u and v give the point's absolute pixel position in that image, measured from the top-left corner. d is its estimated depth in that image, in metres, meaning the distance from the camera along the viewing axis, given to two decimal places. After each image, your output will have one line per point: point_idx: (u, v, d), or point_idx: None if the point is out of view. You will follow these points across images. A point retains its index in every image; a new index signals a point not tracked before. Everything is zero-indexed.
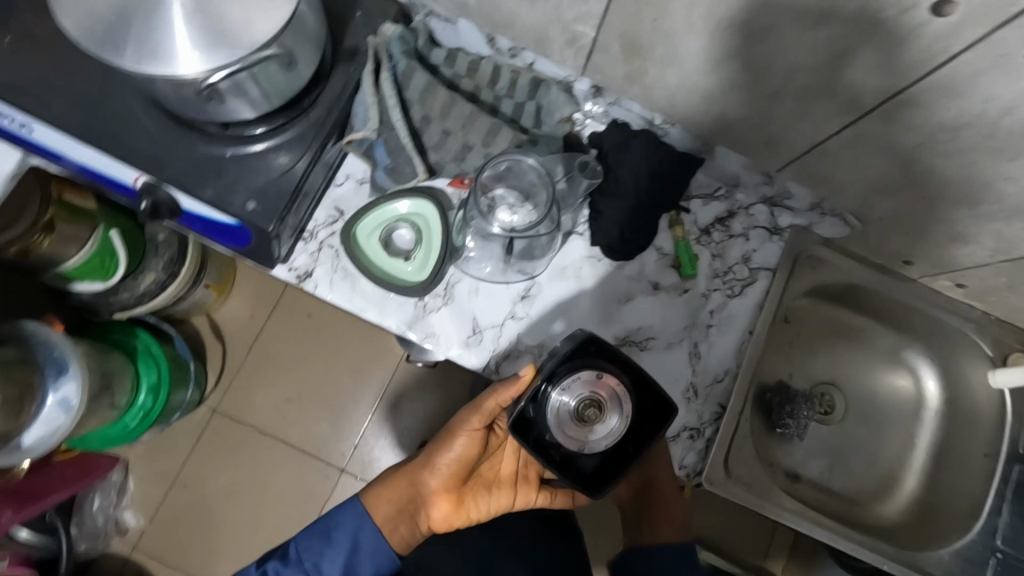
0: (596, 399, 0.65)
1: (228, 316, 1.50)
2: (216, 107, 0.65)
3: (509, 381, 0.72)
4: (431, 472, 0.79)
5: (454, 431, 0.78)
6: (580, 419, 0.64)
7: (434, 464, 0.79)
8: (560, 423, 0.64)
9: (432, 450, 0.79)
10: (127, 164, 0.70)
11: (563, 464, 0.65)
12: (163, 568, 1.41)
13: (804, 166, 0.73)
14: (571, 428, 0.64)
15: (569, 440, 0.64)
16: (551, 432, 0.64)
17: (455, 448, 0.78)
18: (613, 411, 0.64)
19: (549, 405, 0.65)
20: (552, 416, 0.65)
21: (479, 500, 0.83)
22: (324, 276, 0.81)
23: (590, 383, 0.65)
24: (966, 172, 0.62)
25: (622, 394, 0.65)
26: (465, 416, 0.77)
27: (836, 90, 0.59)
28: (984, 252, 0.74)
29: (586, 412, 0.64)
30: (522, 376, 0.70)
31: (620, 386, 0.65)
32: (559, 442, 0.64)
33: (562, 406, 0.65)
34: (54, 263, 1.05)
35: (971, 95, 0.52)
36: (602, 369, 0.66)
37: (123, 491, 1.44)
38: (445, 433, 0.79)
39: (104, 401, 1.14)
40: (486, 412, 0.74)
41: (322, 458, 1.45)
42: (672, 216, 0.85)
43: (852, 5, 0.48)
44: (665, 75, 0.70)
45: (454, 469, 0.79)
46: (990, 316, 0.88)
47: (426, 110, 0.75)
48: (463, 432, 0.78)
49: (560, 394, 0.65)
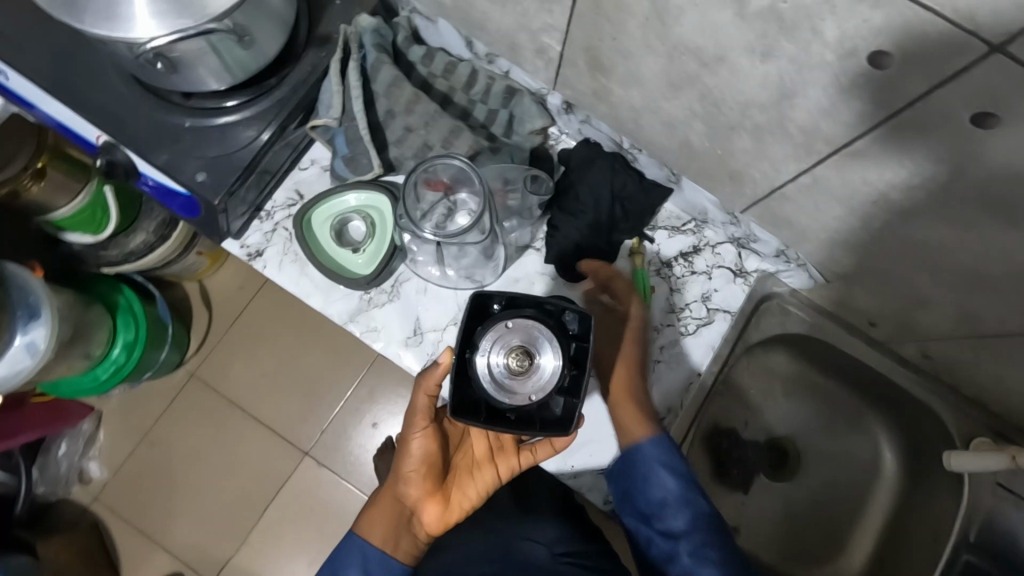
0: (519, 347, 0.56)
1: (219, 285, 1.43)
2: (171, 75, 0.64)
3: (433, 364, 0.69)
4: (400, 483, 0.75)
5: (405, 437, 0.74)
6: (515, 373, 0.55)
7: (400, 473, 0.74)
8: (501, 389, 0.55)
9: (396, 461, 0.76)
10: (87, 121, 0.72)
11: (522, 423, 0.56)
12: (122, 523, 1.37)
13: (765, 209, 0.70)
14: (514, 387, 0.55)
15: (522, 398, 0.55)
16: (501, 402, 0.55)
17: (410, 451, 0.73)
18: (543, 345, 0.56)
19: (477, 373, 0.56)
20: (487, 385, 0.56)
21: (460, 491, 0.72)
22: (274, 257, 0.83)
23: (505, 329, 0.57)
24: (921, 237, 0.58)
25: (540, 329, 0.56)
26: (410, 419, 0.73)
27: (789, 132, 0.55)
28: (948, 324, 0.69)
29: (517, 362, 0.55)
30: (442, 360, 0.67)
31: (533, 321, 0.57)
32: (513, 403, 0.55)
33: (492, 368, 0.56)
34: (44, 210, 1.03)
35: (917, 156, 0.49)
36: (513, 311, 0.58)
37: (91, 441, 1.40)
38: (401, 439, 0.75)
39: (75, 351, 1.09)
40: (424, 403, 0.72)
41: (291, 438, 1.38)
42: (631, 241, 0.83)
43: (794, 45, 0.45)
44: (629, 96, 0.66)
45: (418, 470, 0.73)
46: (963, 396, 0.80)
47: (391, 104, 0.77)
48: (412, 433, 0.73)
49: (484, 357, 0.56)
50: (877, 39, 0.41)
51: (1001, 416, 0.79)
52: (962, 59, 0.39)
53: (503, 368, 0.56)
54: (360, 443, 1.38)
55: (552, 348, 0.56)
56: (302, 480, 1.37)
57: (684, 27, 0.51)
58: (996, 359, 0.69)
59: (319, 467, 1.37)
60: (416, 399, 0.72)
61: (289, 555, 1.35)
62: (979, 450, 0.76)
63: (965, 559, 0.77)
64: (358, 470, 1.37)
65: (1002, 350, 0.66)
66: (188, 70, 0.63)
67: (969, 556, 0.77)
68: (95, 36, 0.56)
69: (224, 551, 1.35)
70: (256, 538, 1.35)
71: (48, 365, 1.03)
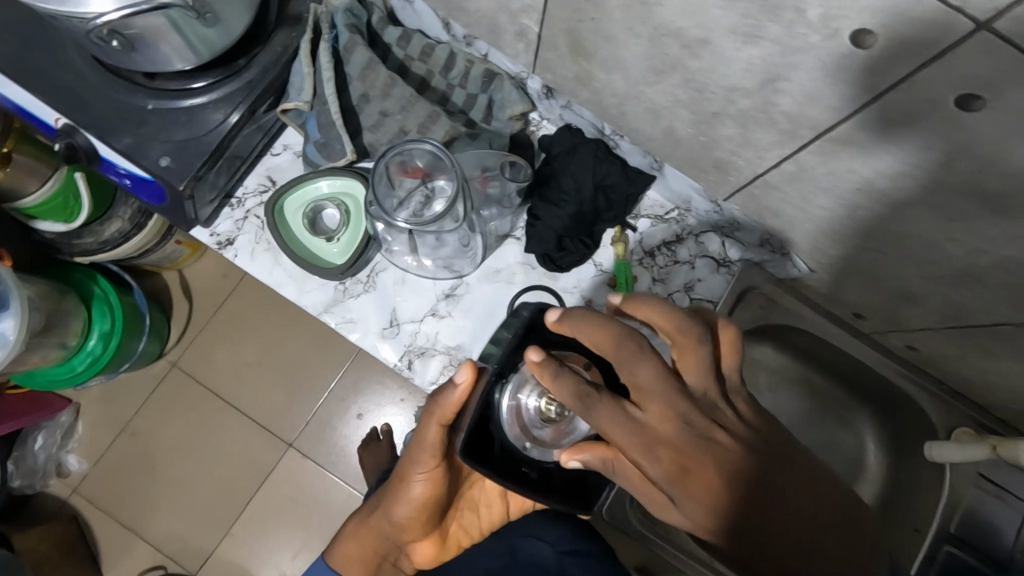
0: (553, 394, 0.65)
1: (199, 274, 1.40)
2: (128, 53, 0.60)
3: (448, 388, 0.62)
4: (401, 521, 0.77)
5: (407, 478, 0.71)
6: (543, 420, 0.65)
7: (400, 509, 0.74)
8: (527, 433, 0.65)
9: (394, 499, 0.75)
10: (44, 103, 0.69)
11: (534, 480, 0.64)
12: (101, 515, 1.35)
13: (749, 199, 0.69)
14: (536, 431, 0.65)
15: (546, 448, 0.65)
16: (518, 445, 0.64)
17: (415, 493, 0.73)
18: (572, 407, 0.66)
19: (507, 407, 0.64)
20: (511, 418, 0.64)
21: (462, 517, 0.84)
22: (246, 246, 0.81)
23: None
24: (907, 226, 0.56)
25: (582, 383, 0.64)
26: (416, 460, 0.69)
27: (772, 117, 0.53)
28: (934, 316, 0.68)
29: (551, 411, 0.65)
30: (460, 379, 0.61)
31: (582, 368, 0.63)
32: (532, 455, 0.64)
33: (524, 407, 0.65)
34: (12, 197, 0.98)
35: (902, 143, 0.47)
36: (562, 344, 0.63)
37: (70, 433, 1.37)
38: (401, 478, 0.73)
39: (48, 343, 1.06)
40: (434, 445, 0.67)
41: (273, 428, 1.36)
42: (615, 236, 0.82)
43: (778, 24, 0.43)
44: (610, 80, 0.64)
45: (421, 508, 0.74)
46: (946, 386, 0.80)
47: (366, 88, 0.74)
48: (418, 476, 0.71)
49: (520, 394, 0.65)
50: (863, 18, 0.39)
51: (983, 407, 0.78)
52: (950, 37, 0.37)
53: (537, 411, 0.65)
54: (344, 435, 1.35)
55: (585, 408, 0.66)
56: (285, 472, 1.35)
57: (665, 7, 0.49)
58: (981, 351, 0.68)
59: (302, 458, 1.35)
60: (427, 434, 0.67)
61: (272, 545, 1.33)
62: (961, 440, 0.76)
63: (946, 550, 0.77)
64: (342, 461, 1.35)
65: (986, 341, 0.65)
66: (149, 49, 0.60)
67: (951, 549, 0.76)
68: (47, 11, 0.53)
69: (208, 542, 1.33)
70: (240, 528, 1.34)
71: (19, 358, 0.99)
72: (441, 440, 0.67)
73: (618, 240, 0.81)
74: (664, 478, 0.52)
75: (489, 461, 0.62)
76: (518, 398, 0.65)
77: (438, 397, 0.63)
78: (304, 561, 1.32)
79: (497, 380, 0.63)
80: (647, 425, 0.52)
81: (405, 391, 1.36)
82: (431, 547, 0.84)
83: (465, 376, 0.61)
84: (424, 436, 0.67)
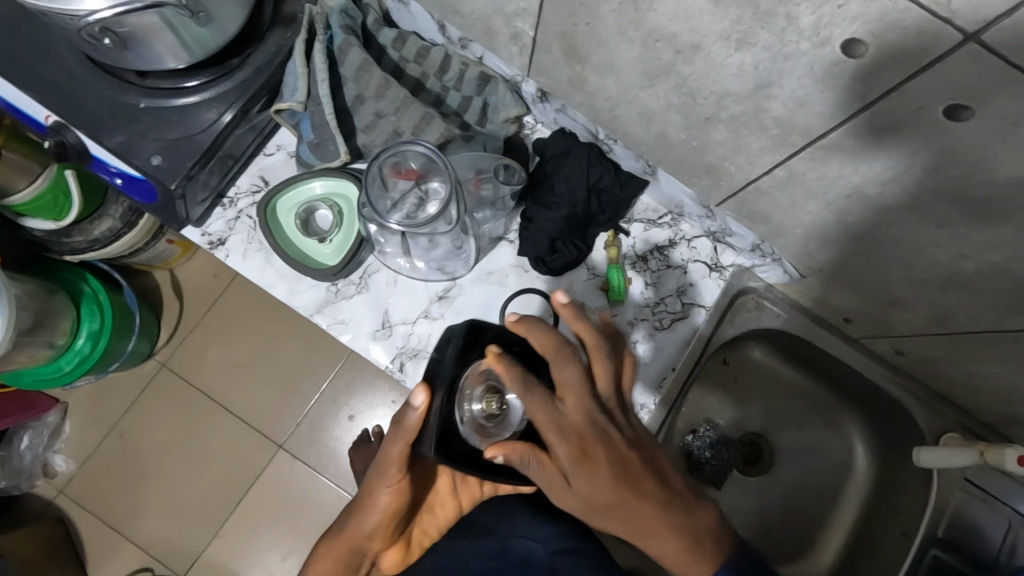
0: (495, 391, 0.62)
1: (191, 273, 1.39)
2: (120, 51, 0.60)
3: (410, 408, 0.60)
4: (368, 533, 0.73)
5: (374, 491, 0.70)
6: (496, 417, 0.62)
7: (367, 523, 0.72)
8: (481, 432, 0.62)
9: (360, 515, 0.72)
10: (34, 100, 0.68)
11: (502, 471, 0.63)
12: (87, 517, 1.33)
13: (741, 204, 0.69)
14: (495, 429, 0.62)
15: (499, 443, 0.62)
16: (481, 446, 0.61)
17: (382, 505, 0.71)
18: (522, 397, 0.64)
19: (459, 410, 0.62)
20: (467, 427, 0.62)
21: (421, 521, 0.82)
22: (238, 245, 0.81)
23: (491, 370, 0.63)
24: (897, 233, 0.57)
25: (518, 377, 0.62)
26: (383, 472, 0.68)
27: (765, 124, 0.54)
28: (923, 322, 0.68)
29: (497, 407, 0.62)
30: (420, 398, 0.59)
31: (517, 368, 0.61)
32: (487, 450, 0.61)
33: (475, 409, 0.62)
34: (1, 194, 0.97)
35: (892, 150, 0.48)
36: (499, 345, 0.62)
37: (57, 433, 1.35)
38: (366, 493, 0.71)
39: (36, 342, 1.05)
40: (399, 462, 0.66)
41: (263, 430, 1.35)
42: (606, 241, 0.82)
43: (769, 31, 0.44)
44: (604, 85, 0.65)
45: (388, 517, 0.72)
46: (934, 392, 0.80)
47: (360, 89, 0.74)
48: (385, 488, 0.69)
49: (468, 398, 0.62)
50: (853, 27, 0.39)
51: (970, 412, 0.79)
52: (939, 48, 0.37)
53: (482, 411, 0.62)
54: (335, 437, 1.35)
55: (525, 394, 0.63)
56: (275, 473, 1.34)
57: (658, 13, 0.49)
58: (969, 356, 0.68)
59: (293, 460, 1.34)
60: (392, 449, 0.65)
61: (261, 548, 1.32)
62: (948, 446, 0.76)
63: (932, 554, 0.77)
64: (333, 463, 1.34)
65: (972, 347, 0.66)
66: (142, 47, 0.60)
67: (937, 552, 0.77)
68: (37, 7, 0.53)
69: (196, 545, 1.32)
70: (228, 530, 1.33)
71: (5, 357, 0.98)
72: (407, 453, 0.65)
73: (610, 244, 0.81)
74: (568, 462, 0.54)
75: (458, 462, 0.60)
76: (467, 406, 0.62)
77: (400, 419, 0.61)
78: (293, 563, 1.31)
79: (450, 392, 0.61)
80: (564, 417, 0.54)
81: (397, 393, 1.35)
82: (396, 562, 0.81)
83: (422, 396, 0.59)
84: (390, 449, 0.65)
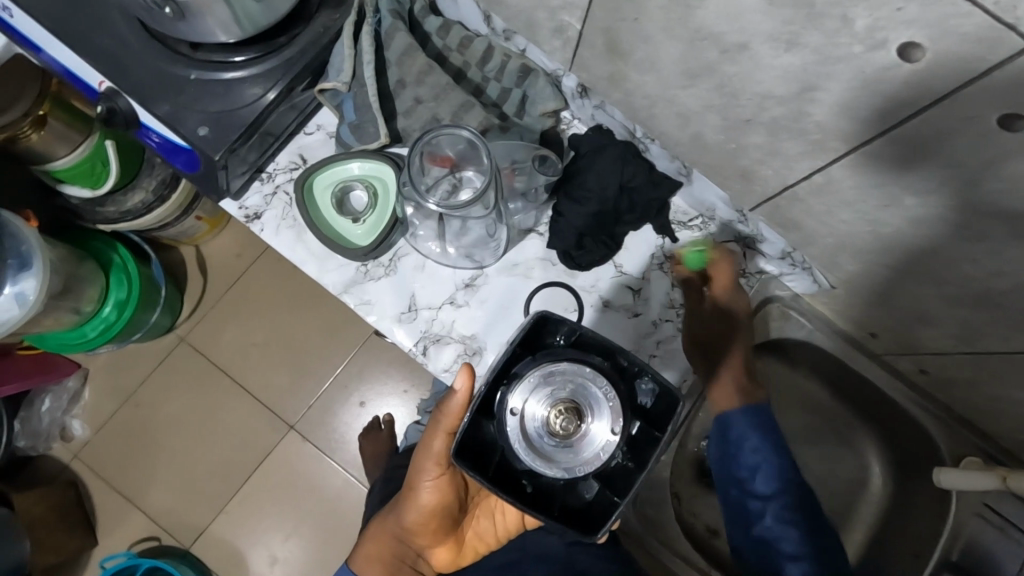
0: (563, 406, 0.56)
1: (216, 251, 1.40)
2: (177, 21, 0.62)
3: (452, 395, 0.66)
4: (411, 526, 0.78)
5: (415, 485, 0.74)
6: (556, 436, 0.56)
7: (409, 517, 0.77)
8: (536, 452, 0.56)
9: (404, 507, 0.77)
10: (89, 66, 0.70)
11: (539, 500, 0.56)
12: (100, 484, 1.36)
13: (774, 210, 0.69)
14: (551, 448, 0.56)
15: (552, 464, 0.56)
16: (521, 461, 0.56)
17: (422, 500, 0.75)
18: (597, 419, 0.57)
19: (510, 409, 0.57)
20: (519, 437, 0.56)
21: (477, 529, 0.82)
22: (272, 221, 0.83)
23: (562, 377, 0.57)
24: (931, 246, 0.57)
25: (588, 388, 0.57)
26: (422, 466, 0.72)
27: (806, 129, 0.54)
28: (950, 340, 0.67)
29: (560, 422, 0.56)
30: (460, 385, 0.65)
31: (588, 375, 0.57)
32: (535, 469, 0.56)
33: (529, 418, 0.57)
34: (42, 159, 1.00)
35: (934, 162, 0.48)
36: (578, 350, 0.58)
37: (76, 398, 1.38)
38: (410, 486, 0.75)
39: (64, 306, 1.07)
40: (434, 455, 0.71)
41: (276, 410, 1.37)
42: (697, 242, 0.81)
43: (821, 32, 0.44)
44: (646, 82, 0.65)
45: (429, 515, 0.76)
46: (956, 414, 0.79)
47: (402, 74, 0.75)
48: (425, 484, 0.74)
49: (521, 400, 0.57)
50: (909, 31, 0.39)
51: (993, 438, 0.77)
52: (995, 55, 0.37)
53: (543, 424, 0.56)
54: (347, 420, 1.36)
55: (597, 420, 0.57)
56: (285, 453, 1.35)
57: (709, 11, 0.49)
58: (993, 378, 0.67)
59: (303, 442, 1.36)
60: (433, 443, 0.70)
61: (266, 526, 1.34)
62: (969, 469, 0.75)
63: None
64: (342, 447, 1.35)
65: (1000, 370, 0.65)
66: (195, 19, 0.61)
67: None
68: None
69: (203, 518, 1.34)
70: (235, 507, 1.34)
71: (35, 318, 1.01)
72: (448, 447, 0.70)
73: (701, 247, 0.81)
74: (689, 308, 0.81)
75: (491, 473, 0.56)
76: (519, 411, 0.57)
77: (443, 407, 0.67)
78: (296, 544, 1.33)
79: (495, 386, 0.58)
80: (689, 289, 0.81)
81: (409, 382, 1.36)
82: (447, 562, 0.83)
83: (463, 380, 0.64)
84: (431, 443, 0.70)
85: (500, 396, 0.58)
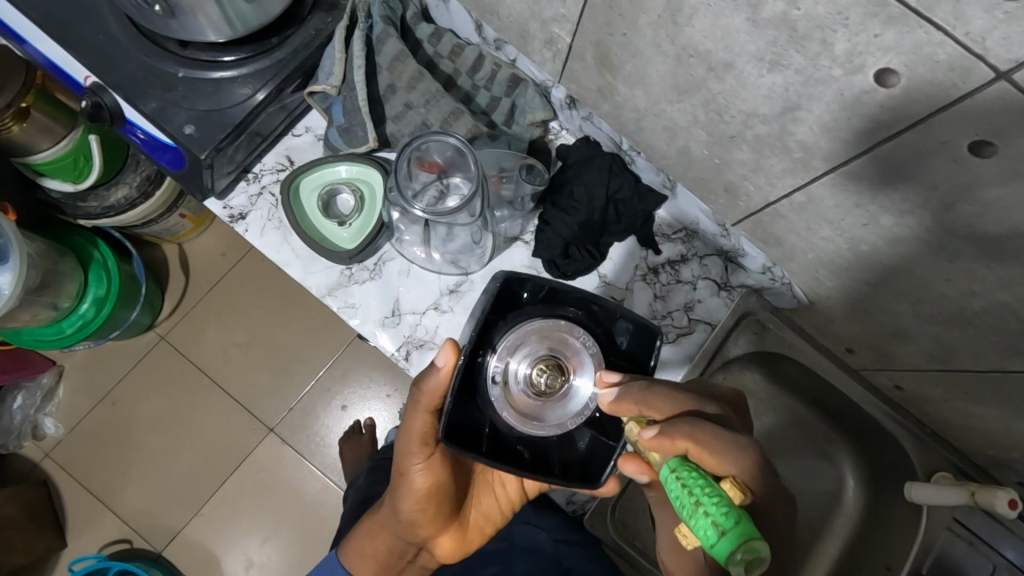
0: (546, 362, 0.55)
1: (198, 249, 1.39)
2: (167, 19, 0.61)
3: (430, 370, 0.59)
4: (407, 516, 0.73)
5: (404, 472, 0.68)
6: (544, 394, 0.56)
7: (404, 508, 0.72)
8: (531, 418, 0.55)
9: (396, 498, 0.72)
10: (76, 60, 0.70)
11: (539, 465, 0.55)
12: (71, 484, 1.33)
13: (756, 224, 0.70)
14: (541, 409, 0.56)
15: (546, 425, 0.55)
16: (515, 427, 0.55)
17: (415, 489, 0.69)
18: (580, 369, 0.56)
19: (492, 377, 0.56)
20: (506, 405, 0.55)
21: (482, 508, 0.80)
22: (257, 222, 0.82)
23: (538, 335, 0.56)
24: (904, 265, 0.58)
25: (566, 340, 0.56)
26: (408, 452, 0.67)
27: (788, 146, 0.55)
28: (924, 359, 0.67)
29: (544, 380, 0.55)
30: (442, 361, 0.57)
31: (563, 327, 0.56)
32: (530, 433, 0.55)
33: (513, 382, 0.56)
34: (23, 152, 0.98)
35: (913, 184, 0.49)
36: (548, 305, 0.57)
37: (50, 396, 1.35)
38: (398, 474, 0.69)
39: (41, 301, 1.05)
40: (419, 435, 0.64)
41: (255, 411, 1.35)
42: (756, 547, 0.40)
43: (803, 54, 0.45)
44: (633, 96, 0.66)
45: (425, 502, 0.71)
46: (928, 429, 0.77)
47: (393, 79, 0.76)
48: (413, 469, 0.68)
49: (500, 367, 0.56)
50: (886, 57, 0.41)
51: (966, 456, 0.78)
52: (968, 83, 0.38)
53: (529, 388, 0.55)
54: (328, 425, 1.35)
55: (581, 370, 0.56)
56: (263, 455, 1.34)
57: (695, 29, 0.51)
58: (966, 397, 0.67)
59: (282, 444, 1.34)
60: (415, 423, 0.63)
61: (242, 529, 1.32)
62: (940, 484, 0.74)
63: None
64: (322, 450, 1.34)
65: (972, 391, 0.65)
66: (185, 18, 0.61)
67: None
68: None
69: (177, 521, 1.32)
70: (211, 509, 1.32)
71: (10, 313, 0.98)
72: (431, 427, 0.64)
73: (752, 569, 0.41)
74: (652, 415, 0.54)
75: (491, 449, 0.55)
76: (500, 378, 0.55)
77: (421, 385, 0.59)
78: (272, 548, 1.31)
79: (476, 356, 0.56)
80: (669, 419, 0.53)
81: (392, 387, 1.36)
82: (454, 551, 0.80)
83: (449, 357, 0.57)
84: (414, 426, 0.64)
85: (479, 365, 0.56)
